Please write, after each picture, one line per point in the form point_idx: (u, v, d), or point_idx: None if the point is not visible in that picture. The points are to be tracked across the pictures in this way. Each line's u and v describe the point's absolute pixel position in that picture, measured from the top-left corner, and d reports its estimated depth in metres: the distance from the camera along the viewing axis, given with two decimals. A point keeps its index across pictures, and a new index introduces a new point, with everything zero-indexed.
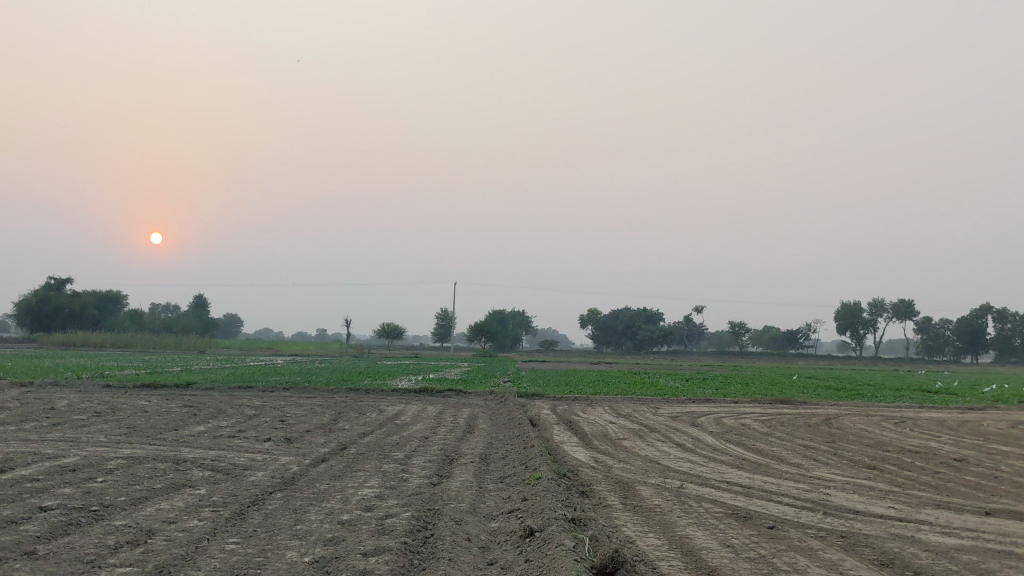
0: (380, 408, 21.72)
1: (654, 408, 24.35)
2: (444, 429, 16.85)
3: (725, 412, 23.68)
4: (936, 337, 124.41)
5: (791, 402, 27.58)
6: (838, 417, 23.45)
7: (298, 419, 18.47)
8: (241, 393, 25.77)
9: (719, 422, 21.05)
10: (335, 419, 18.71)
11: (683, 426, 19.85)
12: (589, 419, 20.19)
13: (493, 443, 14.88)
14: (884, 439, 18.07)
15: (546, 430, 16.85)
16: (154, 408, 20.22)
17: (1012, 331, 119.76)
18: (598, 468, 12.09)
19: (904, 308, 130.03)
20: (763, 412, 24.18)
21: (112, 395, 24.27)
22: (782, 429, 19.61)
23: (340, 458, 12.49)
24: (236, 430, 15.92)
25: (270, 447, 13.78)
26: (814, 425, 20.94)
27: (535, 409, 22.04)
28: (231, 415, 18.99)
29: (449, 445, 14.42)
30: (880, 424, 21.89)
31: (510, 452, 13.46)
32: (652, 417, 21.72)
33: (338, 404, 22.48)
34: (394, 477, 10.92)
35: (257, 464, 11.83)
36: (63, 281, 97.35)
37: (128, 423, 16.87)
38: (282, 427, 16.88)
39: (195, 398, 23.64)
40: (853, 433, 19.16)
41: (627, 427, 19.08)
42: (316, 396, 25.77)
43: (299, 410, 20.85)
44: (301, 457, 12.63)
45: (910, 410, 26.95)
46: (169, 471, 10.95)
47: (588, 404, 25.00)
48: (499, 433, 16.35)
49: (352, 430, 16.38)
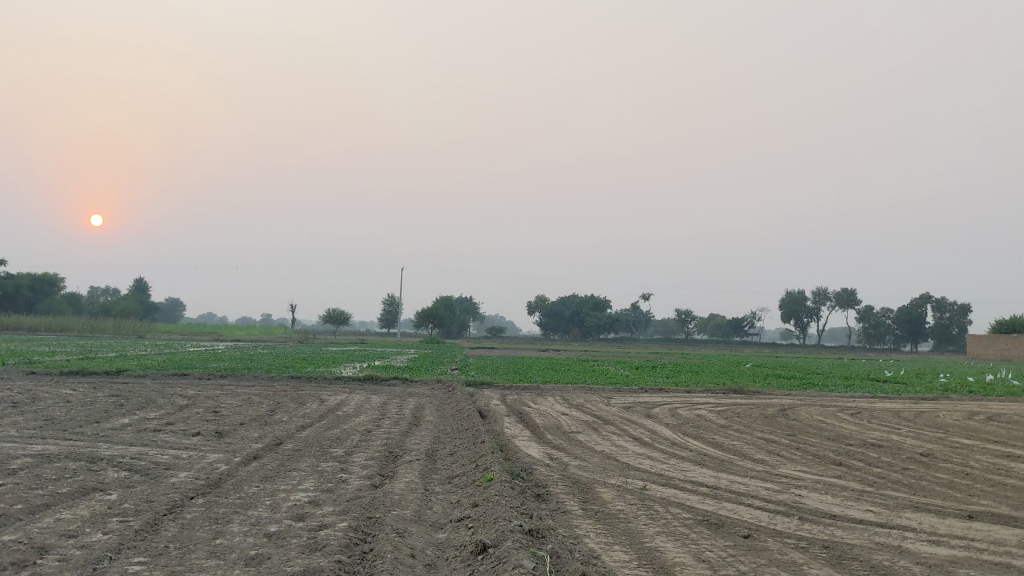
0: (321, 397, 20.65)
1: (607, 398, 23.63)
2: (389, 422, 15.90)
3: (679, 403, 23.02)
4: (878, 326, 126.14)
5: (745, 392, 27.03)
6: (794, 408, 22.93)
7: (232, 410, 17.44)
8: (177, 381, 24.59)
9: (675, 413, 20.36)
10: (272, 410, 17.71)
11: (639, 417, 19.13)
12: (541, 410, 19.41)
13: (440, 437, 13.94)
14: (844, 432, 17.52)
15: (496, 423, 15.95)
16: (77, 398, 18.99)
17: (950, 320, 121.70)
18: (553, 467, 11.23)
19: (847, 296, 131.45)
20: (718, 402, 23.61)
21: (35, 383, 22.91)
22: (740, 421, 18.96)
23: (273, 455, 11.50)
24: (163, 424, 14.82)
25: (199, 442, 12.72)
26: (772, 417, 20.37)
27: (484, 399, 21.12)
28: (160, 405, 17.82)
29: (393, 439, 13.46)
30: (837, 415, 21.36)
31: (458, 449, 12.55)
32: (605, 407, 20.95)
33: (277, 394, 21.40)
34: (332, 478, 9.96)
35: (181, 462, 10.79)
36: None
37: (46, 415, 15.69)
38: (214, 419, 15.79)
39: (125, 387, 22.38)
40: (812, 425, 18.56)
41: (581, 418, 18.29)
42: (256, 384, 24.63)
43: (235, 399, 19.75)
44: (230, 454, 11.61)
45: (864, 400, 26.60)
46: (80, 472, 9.87)
47: (539, 393, 24.22)
48: (447, 427, 15.43)
49: (289, 423, 15.37)
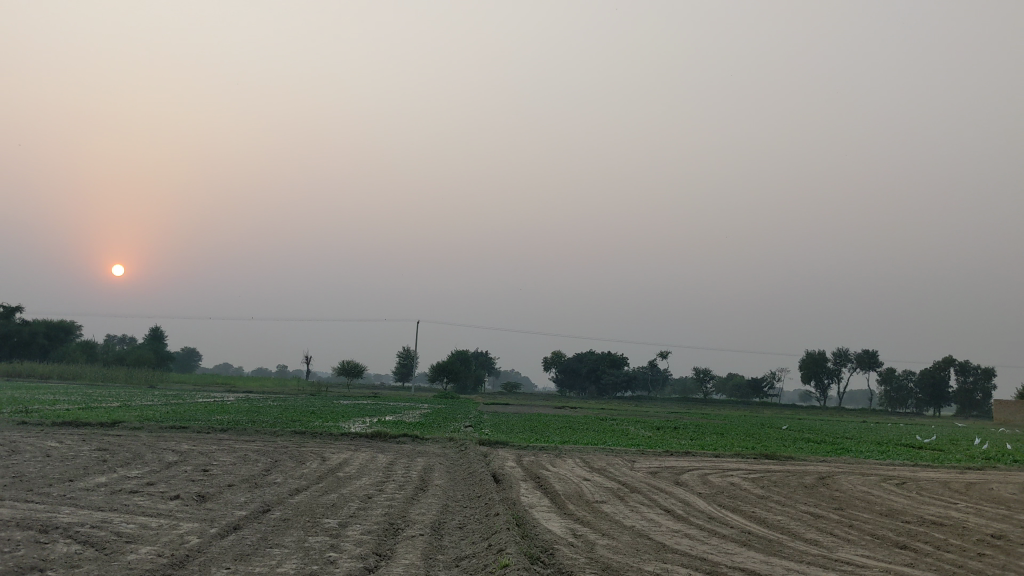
0: (323, 456, 19.12)
1: (631, 462, 22.08)
2: (392, 486, 14.38)
3: (708, 468, 21.37)
4: (900, 389, 123.66)
5: (777, 458, 25.25)
6: (833, 476, 21.27)
7: (223, 469, 15.92)
8: (174, 435, 23.25)
9: (707, 480, 18.73)
10: (267, 469, 16.22)
11: (667, 485, 17.55)
12: (560, 475, 17.82)
13: (448, 506, 12.43)
14: (898, 507, 15.84)
15: (511, 490, 14.40)
16: (60, 452, 17.56)
17: (975, 384, 118.93)
18: (577, 548, 9.69)
19: (868, 358, 128.97)
20: (751, 468, 21.98)
21: (21, 434, 21.53)
22: (778, 492, 17.31)
23: (256, 527, 10.00)
24: (142, 484, 13.38)
25: (175, 507, 11.24)
26: (813, 486, 18.71)
27: (498, 461, 19.58)
28: (147, 462, 16.38)
29: (395, 508, 11.92)
30: (882, 486, 19.61)
31: (469, 522, 11.00)
32: (629, 473, 19.37)
33: (275, 451, 19.92)
34: (317, 558, 8.45)
35: (146, 535, 9.30)
36: (14, 307, 93.90)
37: (18, 471, 14.30)
38: (200, 479, 14.30)
39: (117, 440, 21.03)
40: (858, 499, 16.86)
41: (605, 485, 16.70)
42: (257, 439, 23.21)
43: (229, 457, 18.29)
44: (207, 524, 10.12)
45: (906, 469, 24.85)
46: (22, 547, 8.40)
47: (558, 455, 22.69)
48: (458, 493, 13.89)
49: (283, 486, 13.87)
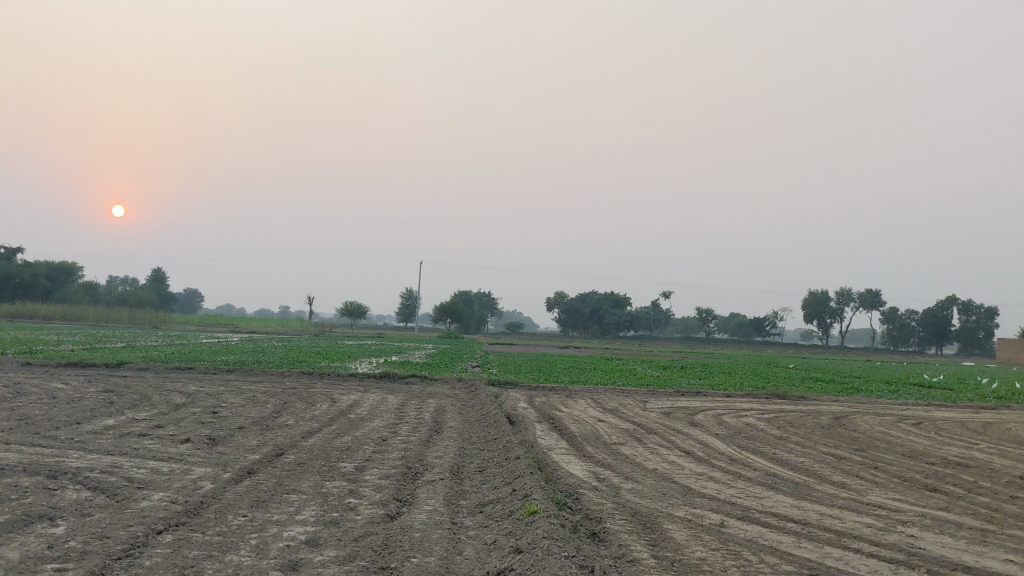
0: (332, 397, 18.81)
1: (642, 403, 21.83)
2: (406, 429, 14.06)
3: (720, 408, 21.12)
4: (902, 328, 123.56)
5: (789, 398, 25.00)
6: (848, 416, 20.99)
7: (232, 411, 15.60)
8: (181, 376, 22.98)
9: (722, 421, 18.44)
10: (277, 411, 15.89)
11: (684, 426, 17.26)
12: (574, 416, 17.52)
13: (465, 449, 12.09)
14: (919, 447, 15.56)
15: (527, 432, 14.10)
16: (66, 394, 17.23)
17: (977, 323, 118.74)
18: (603, 492, 9.37)
19: (871, 297, 128.71)
20: (763, 408, 21.77)
21: (24, 376, 21.21)
22: (796, 433, 17.03)
23: (271, 471, 9.68)
24: (151, 427, 13.05)
25: (186, 451, 10.93)
26: (829, 427, 18.43)
27: (511, 401, 19.30)
28: (154, 404, 16.05)
29: (411, 452, 11.57)
30: (899, 426, 19.35)
31: (489, 466, 10.67)
32: (643, 413, 19.09)
33: (284, 392, 19.62)
34: (337, 505, 8.12)
35: (157, 480, 8.96)
36: (15, 249, 93.45)
37: (23, 413, 13.96)
38: (211, 422, 13.98)
39: (123, 381, 20.72)
40: (878, 439, 16.57)
41: (621, 426, 16.39)
42: (265, 380, 22.93)
43: (237, 398, 17.97)
44: (220, 468, 9.79)
45: (918, 408, 24.62)
46: (30, 494, 8.08)
47: (568, 395, 22.45)
48: (474, 436, 13.57)
49: (295, 428, 13.56)
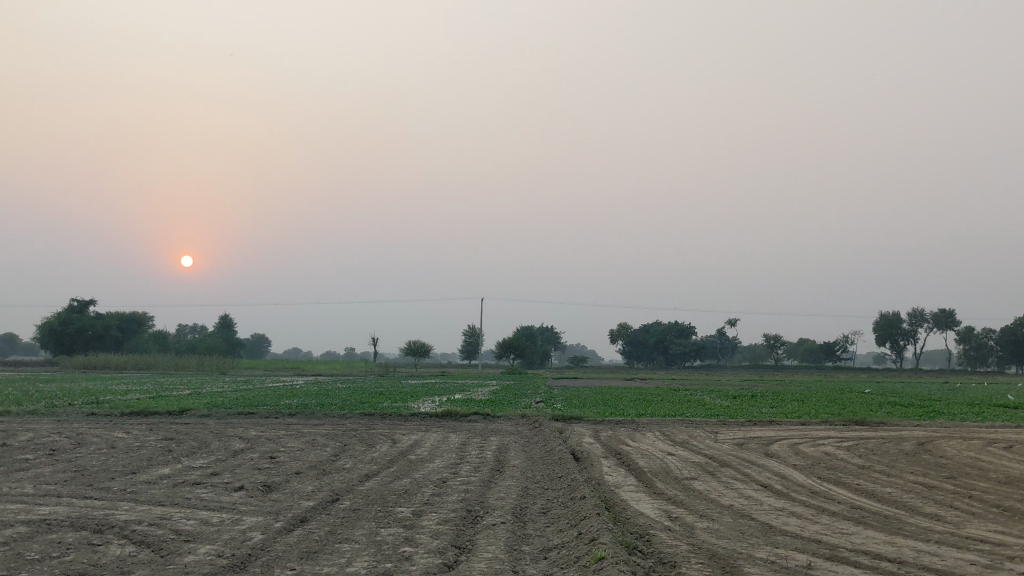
0: (392, 438, 18.40)
1: (713, 434, 21.02)
2: (467, 469, 13.54)
3: (795, 438, 20.21)
4: (979, 347, 119.84)
5: (867, 424, 23.97)
6: (932, 442, 19.94)
7: (290, 455, 15.23)
8: (242, 421, 22.81)
9: (799, 451, 17.58)
10: (335, 454, 15.49)
11: (757, 457, 16.47)
12: (641, 450, 16.85)
13: (529, 489, 11.52)
14: (1013, 473, 14.59)
15: (594, 468, 13.48)
16: (125, 443, 17.05)
17: None
18: (676, 533, 8.73)
19: (945, 316, 125.10)
20: (841, 435, 20.85)
21: (86, 426, 21.20)
22: (879, 461, 16.14)
23: (324, 519, 9.22)
24: (206, 475, 12.72)
25: (239, 499, 10.53)
26: (913, 454, 17.47)
27: (576, 437, 18.69)
28: (212, 451, 15.78)
29: (472, 493, 11.03)
30: (987, 450, 18.32)
31: (554, 507, 10.09)
32: (714, 445, 18.33)
33: (344, 434, 19.25)
34: (391, 554, 7.61)
35: (206, 533, 8.55)
36: (87, 301, 95.62)
37: (81, 464, 13.78)
38: (267, 467, 13.65)
39: (183, 428, 20.55)
40: (967, 465, 15.64)
41: (691, 460, 15.67)
42: (326, 422, 22.64)
43: (295, 442, 17.65)
44: (272, 517, 9.36)
45: (1006, 430, 23.40)
46: (71, 551, 7.72)
47: (635, 429, 21.74)
48: (537, 474, 12.99)
49: (353, 472, 13.13)
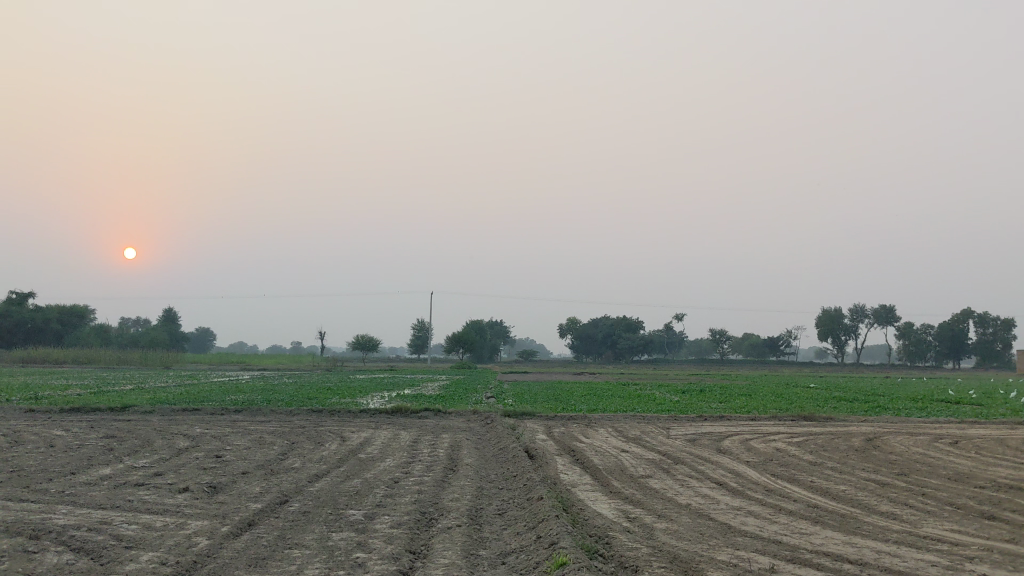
0: (342, 436, 18.03)
1: (664, 430, 20.96)
2: (419, 468, 13.25)
3: (747, 433, 20.24)
4: (918, 343, 122.25)
5: (815, 420, 24.12)
6: (880, 437, 20.08)
7: (236, 454, 14.80)
8: (187, 418, 22.25)
9: (751, 447, 17.57)
10: (283, 453, 15.10)
11: (711, 454, 16.39)
12: (595, 447, 16.69)
13: (483, 489, 11.28)
14: (962, 469, 14.69)
15: (549, 467, 13.29)
16: (63, 442, 16.46)
17: (994, 335, 117.22)
18: (635, 535, 8.56)
19: (886, 313, 127.39)
20: (791, 431, 20.92)
21: (23, 423, 20.49)
22: (831, 457, 16.17)
23: (273, 523, 8.89)
24: (149, 475, 12.29)
25: (184, 502, 10.15)
26: (864, 450, 17.54)
27: (528, 434, 18.48)
28: (155, 450, 15.29)
29: (426, 494, 10.77)
30: (935, 446, 18.49)
31: (510, 508, 9.87)
32: (667, 442, 18.26)
33: (292, 431, 18.82)
34: (343, 561, 7.34)
35: (149, 538, 8.19)
36: (26, 293, 93.33)
37: (17, 465, 13.23)
38: (213, 467, 13.23)
39: (125, 425, 19.95)
40: (918, 462, 15.73)
41: (645, 457, 15.54)
42: (273, 419, 22.16)
43: (242, 440, 17.19)
44: (218, 521, 9.02)
45: (950, 426, 23.70)
46: (6, 559, 7.32)
47: (587, 425, 21.60)
48: (492, 474, 12.75)
49: (302, 471, 12.78)
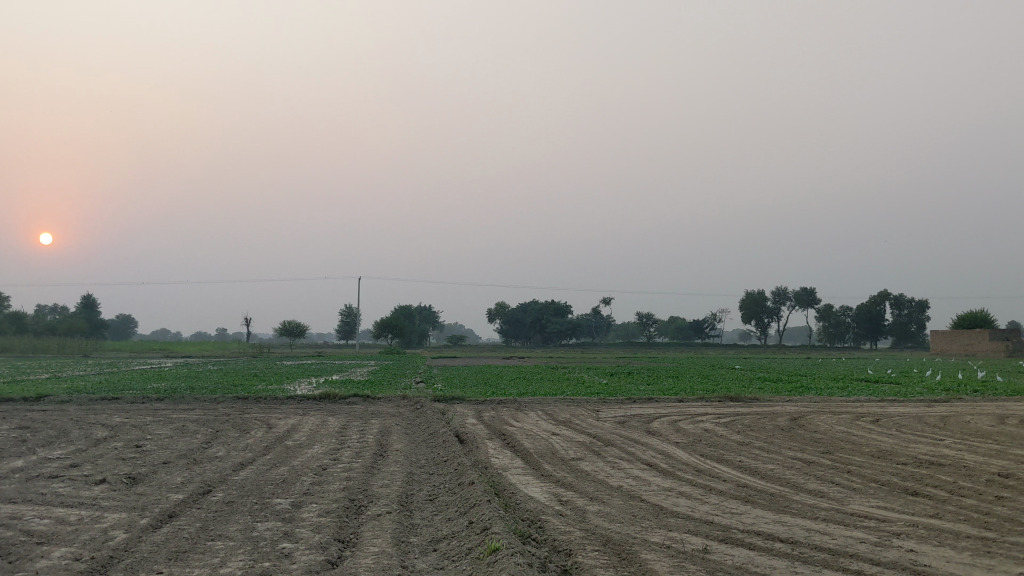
0: (267, 423, 17.65)
1: (594, 412, 20.99)
2: (347, 454, 12.99)
3: (675, 415, 20.39)
4: (838, 324, 125.27)
5: (742, 401, 24.41)
6: (806, 417, 20.40)
7: (158, 444, 14.35)
8: (106, 406, 21.60)
9: (679, 428, 17.67)
10: (207, 441, 14.70)
11: (641, 435, 16.43)
12: (526, 430, 16.61)
13: (413, 475, 11.08)
14: (885, 447, 14.96)
15: (479, 452, 13.15)
16: None
17: (909, 317, 120.57)
18: (567, 518, 8.47)
19: (806, 296, 130.11)
20: (718, 412, 21.14)
21: None
22: (759, 437, 16.32)
23: (195, 514, 8.58)
24: (65, 466, 11.83)
25: (100, 494, 9.75)
26: (790, 429, 17.79)
27: (459, 418, 18.32)
28: (72, 440, 14.76)
29: (354, 481, 10.53)
30: (858, 424, 18.83)
31: (441, 494, 9.69)
32: (597, 424, 18.27)
33: (216, 419, 18.36)
34: (268, 551, 7.09)
35: (62, 533, 7.84)
36: None
37: None
38: (132, 457, 12.80)
39: (41, 415, 19.26)
40: (843, 440, 15.97)
41: (576, 439, 15.50)
42: (197, 407, 21.63)
43: (163, 428, 16.70)
44: (137, 513, 8.67)
45: (872, 404, 24.20)
46: None
47: (517, 408, 21.53)
48: (421, 459, 12.55)
49: (225, 461, 12.44)
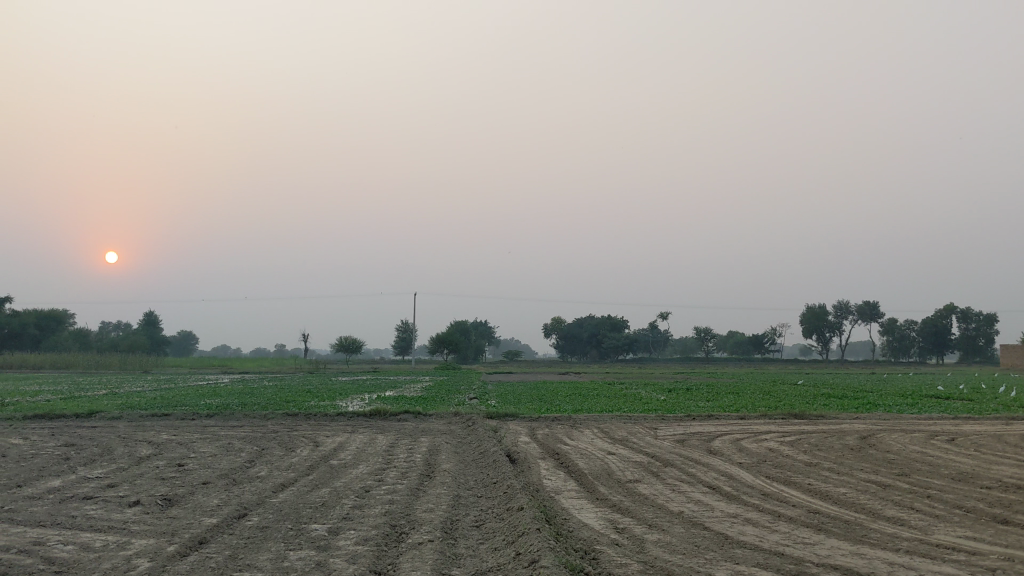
0: (315, 441, 17.20)
1: (652, 430, 20.24)
2: (393, 475, 12.41)
3: (736, 433, 19.53)
4: (902, 339, 122.39)
5: (806, 418, 23.46)
6: (875, 435, 19.43)
7: (200, 463, 13.93)
8: (157, 423, 21.39)
9: (742, 448, 16.83)
10: (251, 461, 14.25)
11: (703, 455, 15.63)
12: (580, 449, 15.92)
13: (460, 498, 10.47)
14: (964, 468, 14.01)
15: (530, 473, 12.50)
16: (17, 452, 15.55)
17: (977, 331, 117.09)
18: (623, 549, 7.80)
19: (869, 309, 127.26)
20: (781, 430, 20.26)
21: None
22: (827, 457, 15.42)
23: (226, 540, 8.06)
24: (102, 487, 11.44)
25: (131, 517, 9.31)
26: (860, 449, 16.85)
27: (510, 436, 17.71)
28: (115, 459, 14.41)
29: (397, 505, 9.94)
30: (931, 444, 17.83)
31: (488, 520, 9.07)
32: (655, 442, 17.50)
33: (263, 437, 17.96)
34: None
35: (85, 561, 7.37)
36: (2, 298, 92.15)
37: None
38: (172, 477, 12.38)
39: (89, 432, 19.05)
40: (918, 461, 15.03)
41: (633, 460, 14.74)
42: (247, 424, 21.33)
43: (208, 447, 16.31)
44: (165, 539, 8.19)
45: (944, 422, 23.14)
46: None
47: (572, 425, 20.89)
48: (470, 481, 11.94)
49: (267, 481, 11.95)
